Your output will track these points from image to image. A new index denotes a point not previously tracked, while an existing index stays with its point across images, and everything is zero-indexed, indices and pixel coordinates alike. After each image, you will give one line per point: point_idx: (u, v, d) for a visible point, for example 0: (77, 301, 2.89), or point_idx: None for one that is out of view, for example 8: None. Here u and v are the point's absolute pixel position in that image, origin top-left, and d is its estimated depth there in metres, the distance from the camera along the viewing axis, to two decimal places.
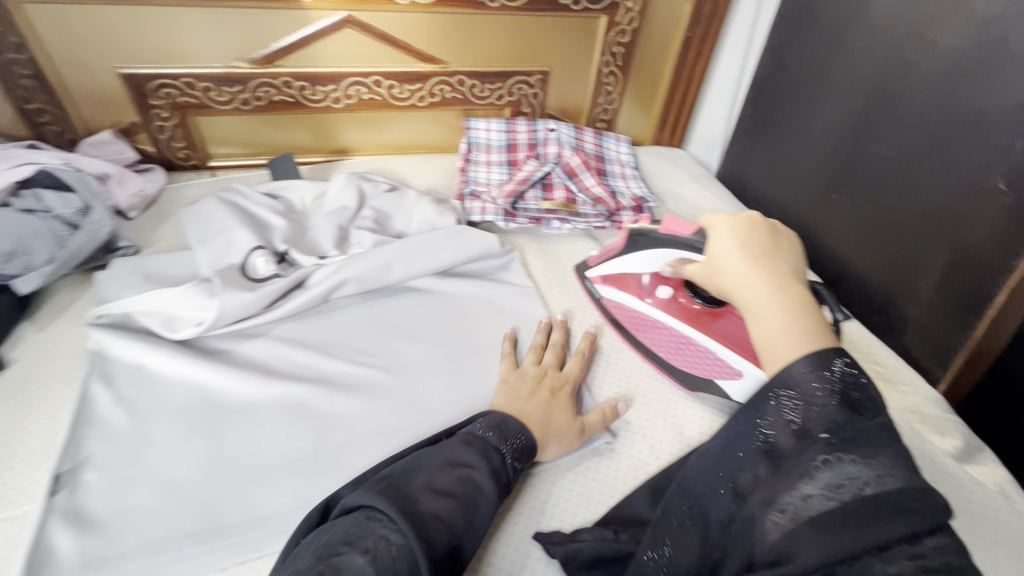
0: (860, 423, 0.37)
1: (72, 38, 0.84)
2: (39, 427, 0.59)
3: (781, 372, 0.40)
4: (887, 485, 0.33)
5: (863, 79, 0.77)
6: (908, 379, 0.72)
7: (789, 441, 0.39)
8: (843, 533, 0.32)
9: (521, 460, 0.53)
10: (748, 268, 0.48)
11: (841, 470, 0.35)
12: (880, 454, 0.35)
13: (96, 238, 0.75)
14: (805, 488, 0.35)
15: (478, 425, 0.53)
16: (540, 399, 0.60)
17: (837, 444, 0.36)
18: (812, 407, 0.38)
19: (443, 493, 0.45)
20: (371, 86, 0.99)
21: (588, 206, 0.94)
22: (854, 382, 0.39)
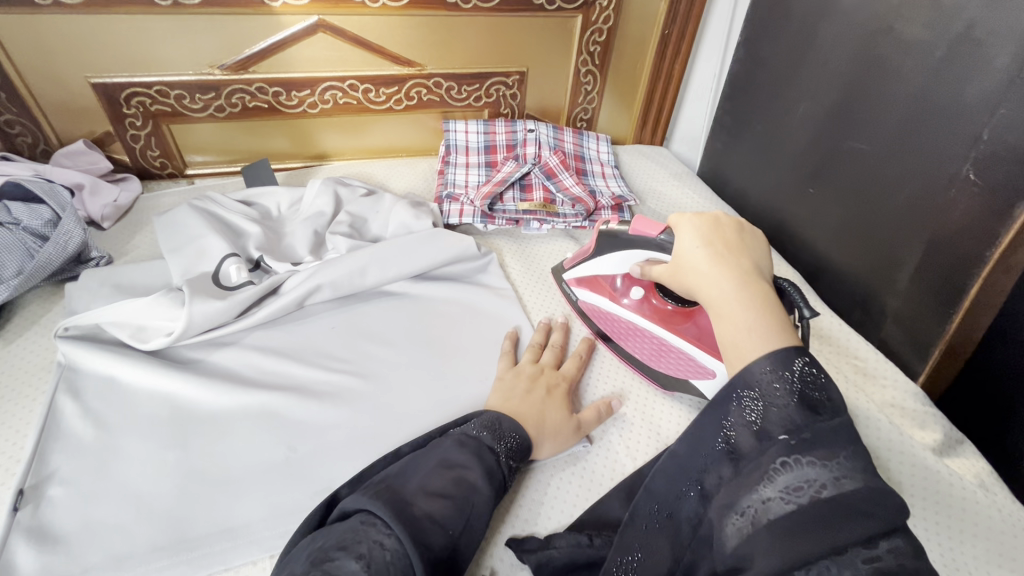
0: (819, 424, 0.37)
1: (40, 48, 0.83)
2: (5, 442, 0.58)
3: (742, 373, 0.40)
4: (844, 487, 0.34)
5: (834, 72, 0.77)
6: (888, 373, 0.72)
7: (749, 441, 0.38)
8: (797, 540, 0.32)
9: (515, 458, 0.53)
10: (712, 267, 0.48)
11: (799, 472, 0.35)
12: (840, 454, 0.35)
13: (65, 250, 0.73)
14: (762, 492, 0.36)
15: (473, 427, 0.53)
16: (538, 397, 0.60)
17: (796, 447, 0.36)
18: (771, 407, 0.38)
19: (437, 495, 0.45)
20: (347, 91, 0.99)
21: (567, 207, 0.93)
22: (814, 381, 0.38)
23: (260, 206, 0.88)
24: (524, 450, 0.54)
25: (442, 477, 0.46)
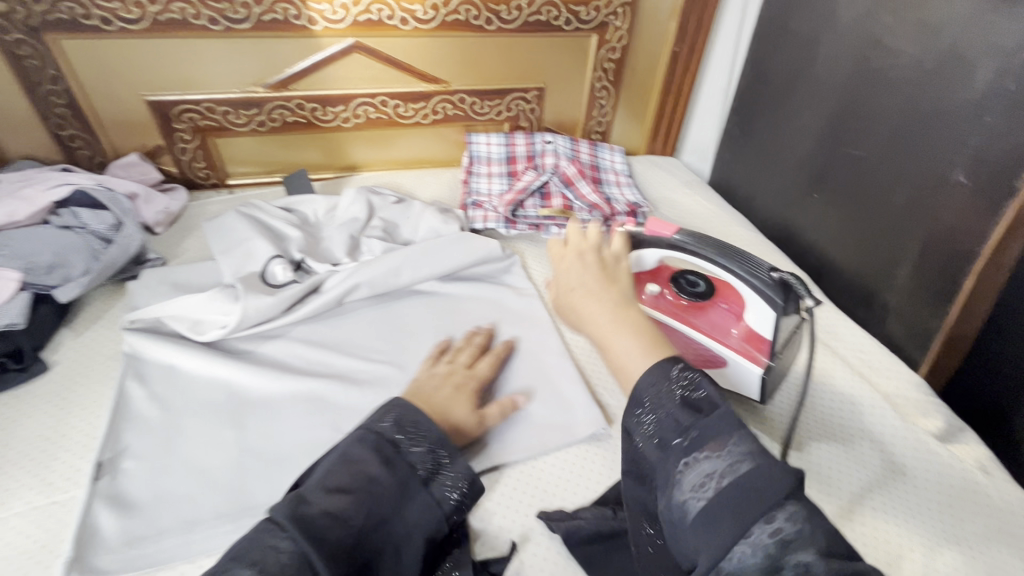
0: (703, 420, 0.42)
1: (104, 70, 0.91)
2: (81, 422, 0.64)
3: (631, 393, 0.45)
4: (738, 471, 0.38)
5: (834, 85, 0.82)
6: (891, 366, 0.76)
7: (655, 451, 0.43)
8: (714, 532, 0.37)
9: (425, 443, 0.52)
10: (590, 302, 0.53)
11: (700, 468, 0.40)
12: (728, 443, 0.40)
13: (128, 251, 0.81)
14: (680, 494, 0.40)
15: (376, 417, 0.53)
16: (450, 398, 0.61)
17: (690, 444, 0.41)
18: (661, 415, 0.43)
19: (334, 491, 0.46)
20: (378, 106, 1.06)
21: (585, 213, 0.99)
22: (690, 384, 0.44)
23: (300, 212, 0.95)
24: (432, 435, 0.52)
25: (344, 474, 0.48)
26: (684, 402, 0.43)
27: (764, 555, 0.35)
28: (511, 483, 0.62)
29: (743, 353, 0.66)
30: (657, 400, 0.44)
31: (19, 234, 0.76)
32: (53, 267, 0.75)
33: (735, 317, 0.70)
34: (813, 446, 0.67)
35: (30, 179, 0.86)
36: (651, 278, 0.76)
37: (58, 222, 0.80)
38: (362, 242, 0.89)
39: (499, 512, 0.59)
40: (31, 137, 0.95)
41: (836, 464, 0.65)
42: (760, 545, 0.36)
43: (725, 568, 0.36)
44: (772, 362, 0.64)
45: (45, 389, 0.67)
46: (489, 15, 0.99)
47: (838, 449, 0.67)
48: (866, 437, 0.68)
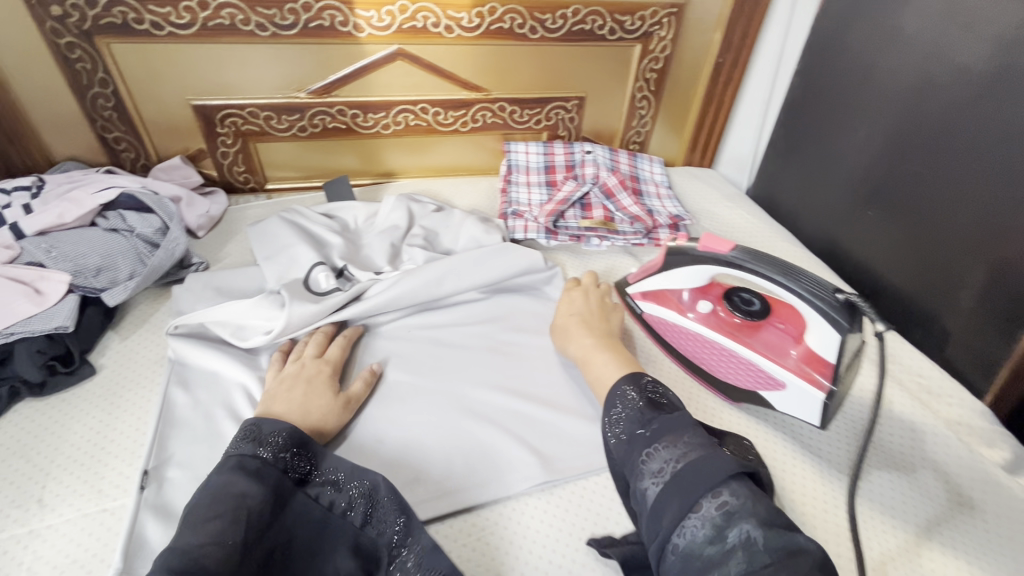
0: (661, 416, 0.52)
1: (152, 74, 0.91)
2: (128, 427, 0.64)
3: (609, 397, 0.57)
4: (688, 457, 0.47)
5: (893, 99, 0.80)
6: (954, 392, 0.73)
7: (622, 446, 0.53)
8: (668, 509, 0.45)
9: (287, 448, 0.53)
10: (580, 328, 0.71)
11: (659, 456, 0.49)
12: (682, 436, 0.49)
13: (174, 255, 0.80)
14: (644, 482, 0.49)
15: (236, 442, 0.53)
16: (296, 394, 0.62)
17: (649, 437, 0.51)
18: (627, 416, 0.54)
19: (204, 521, 0.45)
20: (418, 113, 1.05)
21: (626, 224, 0.97)
22: (654, 391, 0.56)
23: (341, 219, 0.95)
24: (294, 436, 0.54)
25: (218, 499, 0.46)
26: (647, 404, 0.55)
27: (710, 525, 0.43)
28: (561, 503, 0.61)
29: (801, 374, 0.64)
30: (625, 404, 0.56)
31: (69, 236, 0.76)
32: (102, 270, 0.75)
33: (792, 337, 0.68)
34: (875, 475, 0.64)
35: (78, 181, 0.87)
36: (702, 295, 0.75)
37: (106, 225, 0.81)
38: (403, 250, 0.88)
39: (549, 534, 0.58)
40: (77, 138, 0.96)
41: (901, 495, 0.62)
42: (707, 517, 0.44)
43: (680, 543, 0.44)
44: (835, 387, 0.62)
45: (92, 392, 0.67)
46: (535, 23, 0.98)
47: (902, 479, 0.64)
48: (930, 466, 0.65)
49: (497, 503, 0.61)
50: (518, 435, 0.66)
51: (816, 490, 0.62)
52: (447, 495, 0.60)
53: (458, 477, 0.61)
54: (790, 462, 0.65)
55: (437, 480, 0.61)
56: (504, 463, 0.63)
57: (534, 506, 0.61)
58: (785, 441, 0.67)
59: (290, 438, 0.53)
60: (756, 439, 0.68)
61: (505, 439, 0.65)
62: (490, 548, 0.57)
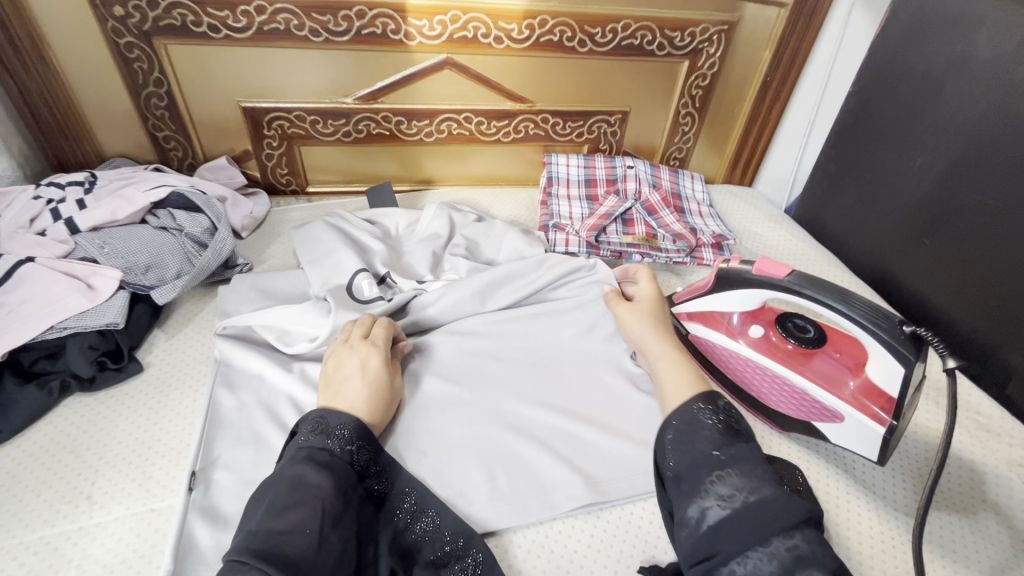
0: (738, 443, 0.50)
1: (206, 74, 0.93)
2: (175, 426, 0.64)
3: (684, 409, 0.54)
4: (764, 492, 0.45)
5: (958, 126, 0.78)
6: (1013, 431, 0.71)
7: (682, 462, 0.50)
8: (730, 535, 0.44)
9: (353, 442, 0.53)
10: (653, 331, 0.65)
11: (729, 482, 0.46)
12: (756, 468, 0.47)
13: (220, 256, 0.81)
14: (705, 500, 0.46)
15: (305, 432, 0.53)
16: (357, 385, 0.59)
17: (723, 461, 0.48)
18: (699, 434, 0.51)
19: (283, 510, 0.45)
20: (461, 122, 1.06)
21: (669, 242, 0.96)
22: (730, 415, 0.53)
23: (382, 225, 0.95)
24: (361, 431, 0.55)
25: (292, 490, 0.47)
26: (721, 427, 0.51)
27: (778, 563, 0.41)
28: (607, 528, 0.60)
29: (860, 407, 0.62)
30: (696, 424, 0.52)
31: (120, 233, 0.77)
32: (150, 267, 0.75)
33: (848, 367, 0.66)
34: (935, 515, 0.62)
35: (129, 179, 0.88)
36: (752, 319, 0.73)
37: (155, 223, 0.81)
38: (445, 258, 0.88)
39: (596, 559, 0.57)
40: (128, 135, 0.98)
41: (960, 538, 0.60)
42: (777, 556, 0.42)
43: (738, 570, 0.42)
44: (896, 422, 0.59)
45: (140, 390, 0.67)
46: (584, 37, 0.98)
47: (962, 521, 0.61)
48: (991, 508, 0.63)
49: (543, 524, 0.60)
50: (563, 454, 0.65)
51: (874, 529, 0.60)
52: (492, 513, 0.59)
53: (503, 494, 0.60)
54: (845, 498, 0.63)
55: (482, 496, 0.60)
56: (549, 482, 0.62)
57: (580, 528, 0.60)
58: (840, 475, 0.65)
59: (356, 431, 0.54)
60: (808, 471, 0.66)
61: (550, 457, 0.64)
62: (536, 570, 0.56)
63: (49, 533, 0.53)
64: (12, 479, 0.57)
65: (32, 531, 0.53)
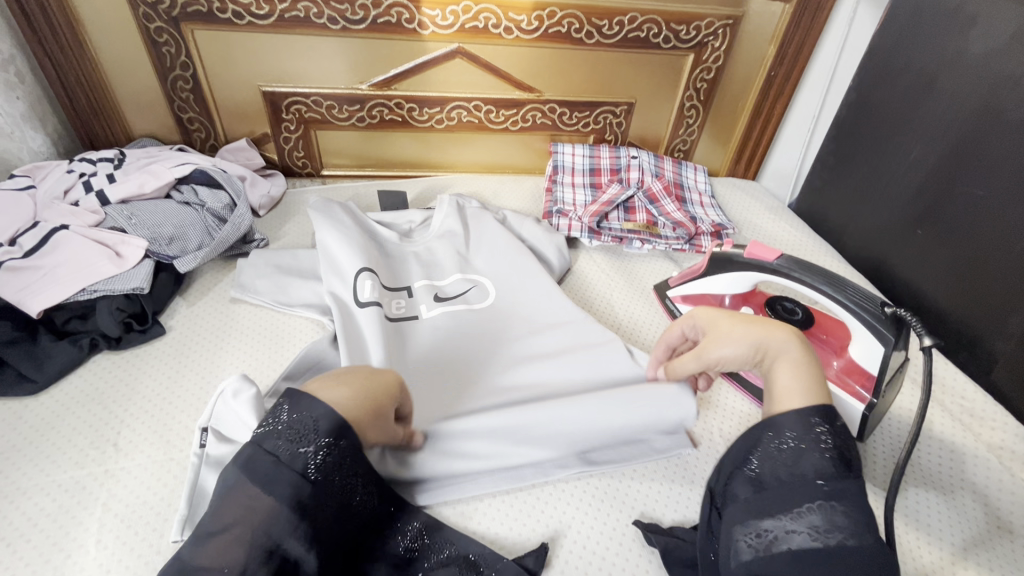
0: (849, 476, 0.42)
1: (228, 59, 0.97)
2: (193, 385, 0.68)
3: (789, 420, 0.45)
4: (865, 541, 0.39)
5: (954, 120, 0.80)
6: (996, 416, 0.73)
7: (777, 476, 0.43)
8: (811, 569, 0.38)
9: (316, 445, 0.43)
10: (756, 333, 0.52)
11: (829, 517, 0.40)
12: (858, 508, 0.40)
13: (239, 231, 0.85)
14: (789, 524, 0.41)
15: (269, 420, 0.45)
16: (358, 375, 0.49)
17: (829, 493, 0.41)
18: (807, 455, 0.43)
19: (216, 534, 0.39)
20: (471, 110, 1.09)
21: (669, 229, 0.99)
22: (849, 439, 0.44)
23: (398, 226, 0.94)
24: (338, 421, 0.44)
25: (227, 508, 0.40)
26: (838, 455, 0.43)
27: None
28: (596, 492, 0.62)
29: (840, 386, 0.64)
30: (807, 441, 0.44)
31: (146, 206, 0.82)
32: (174, 239, 0.80)
33: (832, 349, 0.69)
34: (914, 492, 0.64)
35: (154, 157, 0.93)
36: (743, 302, 0.77)
37: (179, 198, 0.86)
38: (470, 257, 0.88)
39: (584, 519, 0.59)
40: (155, 116, 1.03)
41: (937, 513, 0.62)
42: None
43: None
44: (875, 399, 0.62)
45: (161, 351, 0.72)
46: (591, 28, 1.01)
47: (941, 498, 0.63)
48: (969, 488, 0.65)
49: (533, 487, 0.62)
50: None
51: None
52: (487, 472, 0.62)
53: None
54: None
55: None
56: None
57: (570, 493, 0.61)
58: None
59: (327, 426, 0.44)
60: None
61: None
62: (525, 526, 0.58)
63: (77, 474, 0.58)
64: (45, 426, 0.62)
65: (62, 471, 0.58)
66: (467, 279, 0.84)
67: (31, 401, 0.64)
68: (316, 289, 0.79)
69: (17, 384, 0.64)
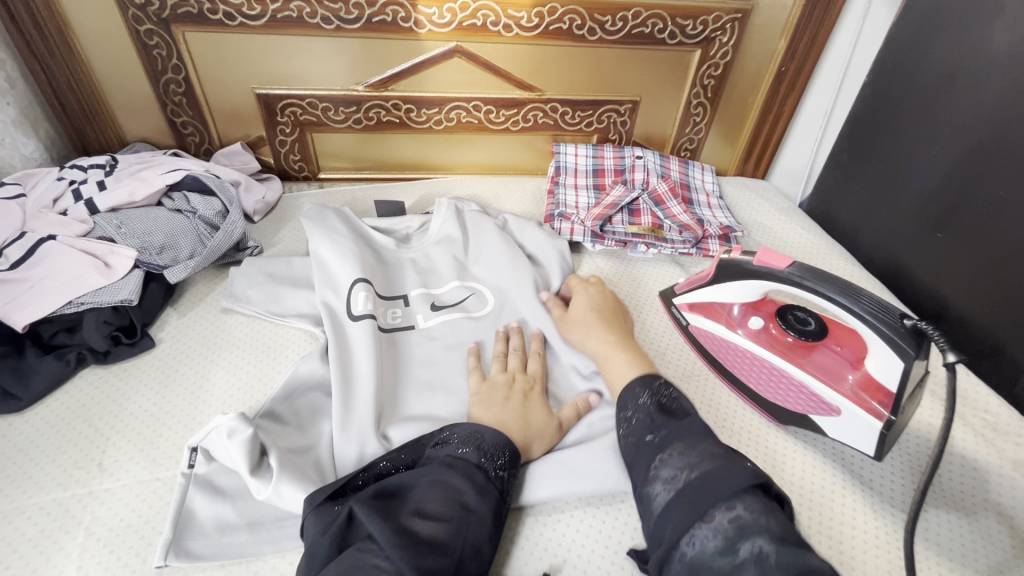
0: (669, 422, 0.54)
1: (220, 61, 0.95)
2: (180, 402, 0.66)
3: (626, 399, 0.59)
4: (697, 467, 0.48)
5: (975, 118, 0.76)
6: (1021, 431, 0.69)
7: (631, 451, 0.55)
8: (678, 512, 0.46)
9: (504, 466, 0.54)
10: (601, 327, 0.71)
11: (670, 463, 0.50)
12: (690, 443, 0.51)
13: (231, 238, 0.83)
14: (654, 486, 0.50)
15: (457, 444, 0.55)
16: (514, 403, 0.62)
17: (657, 444, 0.52)
18: (640, 421, 0.56)
19: (428, 516, 0.47)
20: (471, 111, 1.06)
21: (675, 233, 0.96)
22: (667, 396, 0.58)
23: (394, 232, 0.91)
24: (512, 451, 0.56)
25: (429, 500, 0.49)
26: (658, 409, 0.56)
27: None
28: (598, 517, 0.59)
29: (857, 403, 0.61)
30: (637, 408, 0.57)
31: (136, 214, 0.80)
32: (165, 248, 0.78)
33: (848, 361, 0.65)
34: (934, 514, 0.60)
35: (147, 162, 0.91)
36: (752, 311, 0.73)
37: (171, 205, 0.84)
38: (467, 263, 0.86)
39: (583, 544, 0.57)
40: (148, 121, 1.01)
41: (960, 537, 0.58)
42: None
43: (688, 552, 0.43)
44: (894, 416, 0.58)
45: (150, 365, 0.70)
46: (594, 25, 0.97)
47: (963, 520, 0.60)
48: (993, 508, 0.61)
49: (531, 511, 0.59)
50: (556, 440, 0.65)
51: (868, 529, 0.59)
52: None
53: None
54: (840, 493, 0.62)
55: None
56: None
57: (572, 518, 0.59)
58: (837, 472, 0.64)
59: (509, 447, 0.56)
60: (816, 474, 0.64)
61: None
62: (523, 554, 0.55)
63: (59, 496, 0.56)
64: (28, 445, 0.60)
65: (45, 493, 0.56)
66: (465, 287, 0.82)
67: (16, 418, 0.63)
68: (309, 298, 0.77)
69: (2, 402, 0.63)
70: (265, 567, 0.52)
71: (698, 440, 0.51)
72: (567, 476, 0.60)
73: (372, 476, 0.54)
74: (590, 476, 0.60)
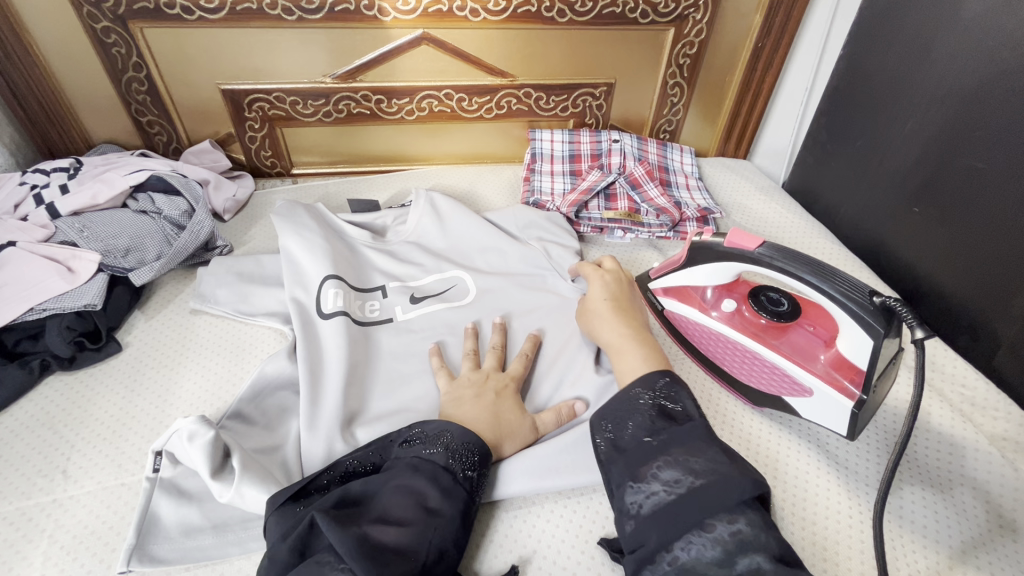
0: (673, 428, 0.50)
1: (181, 56, 0.93)
2: (146, 404, 0.65)
3: (628, 394, 0.54)
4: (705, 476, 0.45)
5: (950, 87, 0.74)
6: (999, 406, 0.69)
7: (626, 445, 0.51)
8: (676, 518, 0.43)
9: (474, 465, 0.53)
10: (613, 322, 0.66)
11: (675, 470, 0.46)
12: (696, 452, 0.47)
13: (198, 238, 0.82)
14: (650, 485, 0.46)
15: (424, 445, 0.54)
16: (482, 400, 0.61)
17: (659, 447, 0.49)
18: (636, 419, 0.52)
19: (386, 522, 0.46)
20: (442, 99, 1.04)
21: (652, 216, 0.94)
22: (671, 395, 0.54)
23: (371, 225, 0.89)
24: (483, 451, 0.55)
25: (390, 506, 0.48)
26: (662, 411, 0.52)
27: None
28: (567, 511, 0.58)
29: (829, 383, 0.60)
30: (638, 407, 0.53)
31: (99, 216, 0.79)
32: (130, 250, 0.77)
33: (822, 340, 0.64)
34: (909, 491, 0.60)
35: (112, 164, 0.89)
36: (726, 293, 0.72)
37: (136, 206, 0.83)
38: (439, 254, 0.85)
39: (552, 535, 0.56)
40: (113, 121, 1.00)
41: (936, 515, 0.58)
42: None
43: (682, 557, 0.42)
44: (866, 396, 0.57)
45: (118, 369, 0.69)
46: (563, 7, 0.95)
47: (938, 496, 0.59)
48: (969, 484, 0.60)
49: (502, 504, 0.59)
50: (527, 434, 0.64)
51: (841, 507, 0.59)
52: None
53: None
54: (814, 474, 0.62)
55: None
56: None
57: (541, 512, 0.58)
58: (811, 452, 0.64)
59: (478, 447, 0.55)
60: (787, 453, 0.64)
61: None
62: (492, 550, 0.55)
63: (24, 504, 0.55)
64: None
65: (9, 502, 0.55)
66: (443, 277, 0.80)
67: None
68: (278, 296, 0.76)
69: None
70: (231, 569, 0.52)
71: (701, 447, 0.48)
72: (539, 469, 0.59)
73: (337, 476, 0.54)
74: (560, 470, 0.59)
